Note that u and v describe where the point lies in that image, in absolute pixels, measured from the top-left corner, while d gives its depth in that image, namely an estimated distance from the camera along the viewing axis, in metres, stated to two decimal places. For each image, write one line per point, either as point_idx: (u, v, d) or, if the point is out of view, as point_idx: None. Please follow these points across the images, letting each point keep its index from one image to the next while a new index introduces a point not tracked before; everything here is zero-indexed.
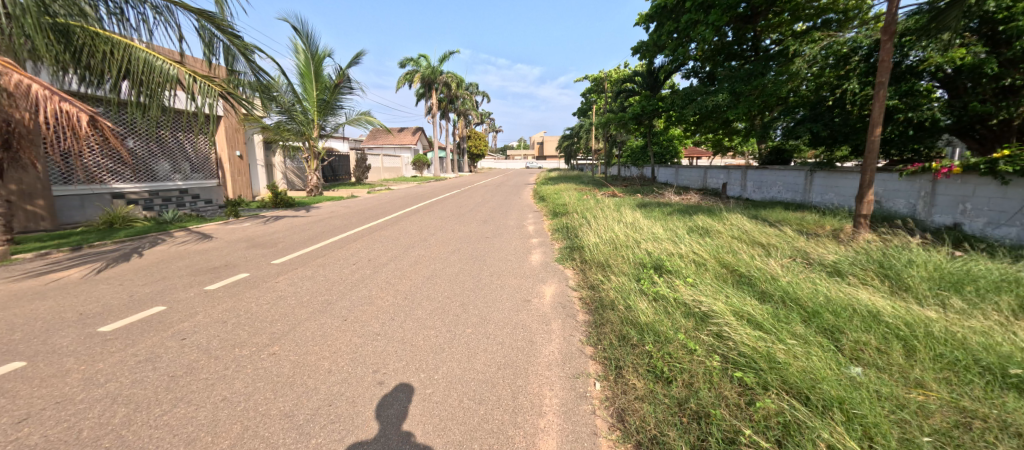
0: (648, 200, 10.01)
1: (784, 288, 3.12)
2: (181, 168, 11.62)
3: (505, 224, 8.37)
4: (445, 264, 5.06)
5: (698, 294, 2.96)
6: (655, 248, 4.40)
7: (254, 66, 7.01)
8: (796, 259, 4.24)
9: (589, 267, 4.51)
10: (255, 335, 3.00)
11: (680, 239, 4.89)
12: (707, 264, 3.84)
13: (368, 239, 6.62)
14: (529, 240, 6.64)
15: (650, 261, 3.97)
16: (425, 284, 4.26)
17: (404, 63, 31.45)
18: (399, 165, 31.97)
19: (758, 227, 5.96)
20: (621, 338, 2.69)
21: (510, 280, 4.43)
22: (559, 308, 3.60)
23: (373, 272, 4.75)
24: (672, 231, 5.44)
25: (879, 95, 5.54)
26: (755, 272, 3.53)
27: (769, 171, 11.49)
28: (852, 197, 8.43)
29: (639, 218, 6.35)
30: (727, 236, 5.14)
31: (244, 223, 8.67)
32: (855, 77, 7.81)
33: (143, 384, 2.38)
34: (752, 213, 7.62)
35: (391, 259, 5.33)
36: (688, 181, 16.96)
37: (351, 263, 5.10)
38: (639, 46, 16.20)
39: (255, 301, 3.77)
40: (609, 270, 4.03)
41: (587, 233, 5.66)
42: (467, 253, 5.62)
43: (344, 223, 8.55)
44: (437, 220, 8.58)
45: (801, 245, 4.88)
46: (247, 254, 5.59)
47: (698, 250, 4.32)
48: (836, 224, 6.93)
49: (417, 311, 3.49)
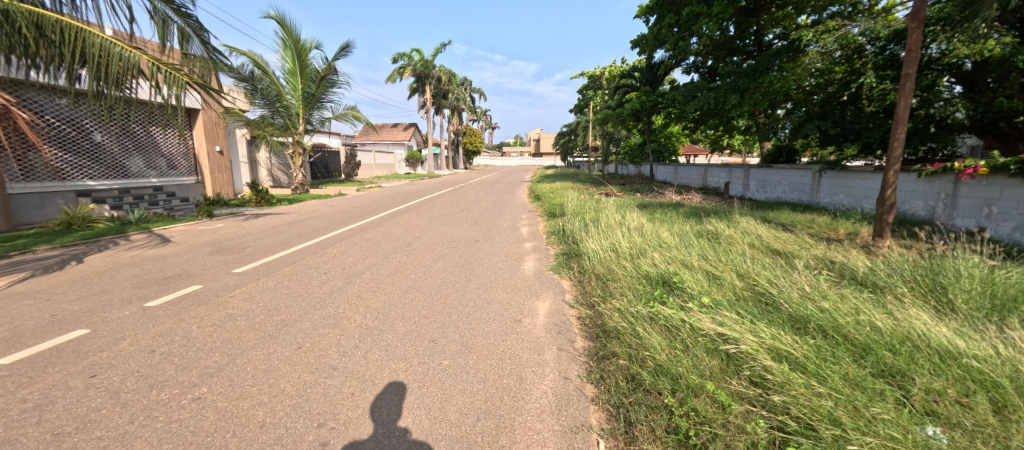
0: (649, 200, 9.55)
1: (819, 311, 2.62)
2: (157, 164, 11.04)
3: (497, 226, 7.86)
4: (428, 273, 4.53)
5: (722, 321, 2.45)
6: (663, 258, 3.91)
7: (209, 48, 7.03)
8: (822, 271, 3.74)
9: (588, 279, 4.00)
10: (183, 371, 2.46)
11: (689, 247, 4.40)
12: (723, 279, 3.36)
13: (347, 243, 6.05)
14: (522, 245, 6.13)
15: (659, 275, 3.48)
16: (402, 299, 3.73)
17: (396, 58, 30.63)
18: (392, 161, 31.26)
19: (773, 231, 5.46)
20: (630, 380, 2.17)
21: (500, 294, 3.91)
22: (554, 331, 3.08)
23: (345, 283, 4.21)
24: (680, 238, 4.93)
25: (905, 88, 5.06)
26: (780, 291, 3.04)
27: (773, 170, 11.04)
28: (864, 198, 7.99)
29: (643, 222, 5.84)
30: (740, 244, 4.66)
31: (217, 224, 8.08)
32: (871, 71, 7.33)
33: (12, 447, 1.82)
34: (760, 216, 7.16)
35: (368, 267, 4.79)
36: (688, 180, 16.53)
37: (322, 272, 4.55)
38: (639, 40, 15.63)
39: (199, 322, 3.21)
40: (611, 285, 3.52)
41: (586, 238, 5.15)
42: (454, 261, 5.08)
43: (326, 224, 7.99)
44: (425, 221, 8.05)
45: (823, 254, 4.39)
46: (208, 261, 5.01)
47: (711, 262, 3.83)
48: (851, 227, 6.49)
49: (387, 336, 2.97)
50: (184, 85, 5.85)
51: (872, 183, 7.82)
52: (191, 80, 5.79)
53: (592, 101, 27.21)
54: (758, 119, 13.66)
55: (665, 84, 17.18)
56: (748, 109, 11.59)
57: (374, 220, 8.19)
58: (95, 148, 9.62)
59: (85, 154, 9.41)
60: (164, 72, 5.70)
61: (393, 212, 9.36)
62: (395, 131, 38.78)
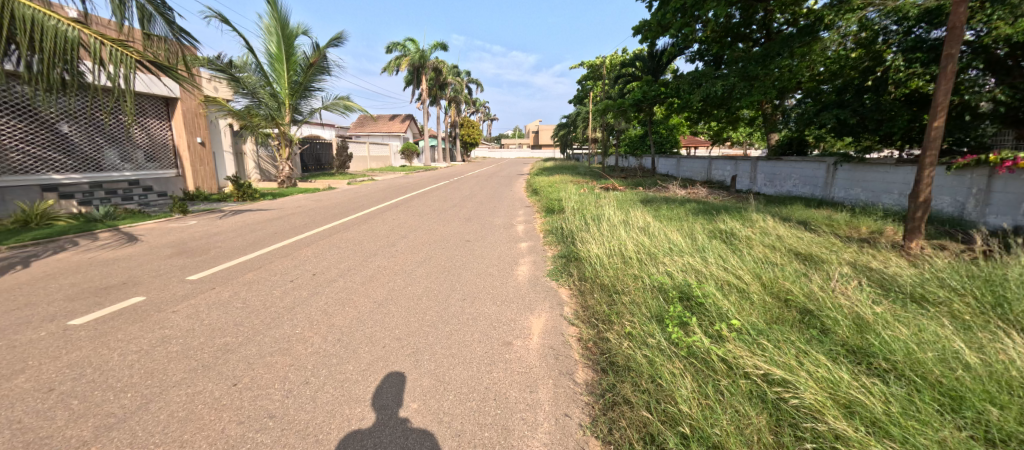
0: (653, 195, 8.98)
1: (882, 340, 2.09)
2: (133, 157, 10.51)
3: (491, 223, 7.32)
4: (408, 281, 3.99)
5: (765, 358, 1.93)
6: (678, 265, 3.40)
7: (175, 28, 6.42)
8: (862, 281, 3.19)
9: (592, 289, 3.46)
10: (77, 422, 1.93)
11: (705, 250, 3.89)
12: (751, 292, 2.83)
13: (324, 244, 5.51)
14: (517, 245, 5.62)
15: (676, 286, 2.96)
16: (374, 315, 3.19)
17: (391, 47, 29.74)
18: (387, 153, 30.53)
19: (794, 231, 4.92)
20: (650, 440, 1.66)
21: (487, 307, 3.37)
22: (551, 359, 2.55)
23: (311, 293, 3.68)
24: (693, 239, 4.40)
25: (947, 70, 4.46)
26: (823, 310, 2.51)
27: (782, 163, 10.49)
28: (884, 192, 7.46)
29: (650, 220, 5.31)
30: (760, 246, 4.14)
31: (188, 221, 7.49)
32: (898, 53, 6.69)
33: None
34: (775, 212, 6.62)
35: (341, 274, 4.24)
36: (691, 172, 15.99)
37: (288, 280, 4.00)
38: (641, 27, 14.93)
39: (122, 347, 2.67)
40: (620, 299, 3.00)
41: (589, 239, 4.60)
42: (439, 265, 4.55)
43: (306, 221, 7.43)
44: (414, 218, 7.51)
45: (858, 259, 3.85)
46: (162, 266, 4.45)
47: (734, 269, 3.30)
48: (874, 225, 5.97)
49: (347, 367, 2.44)
50: (133, 65, 5.14)
51: (893, 177, 7.28)
52: (139, 59, 5.07)
53: (591, 91, 26.49)
54: (765, 109, 13.08)
55: (668, 73, 16.52)
56: (758, 98, 10.97)
57: (359, 216, 7.62)
58: (61, 139, 9.00)
59: (51, 146, 8.85)
60: (109, 49, 5.04)
61: (380, 208, 8.80)
62: (390, 123, 37.94)
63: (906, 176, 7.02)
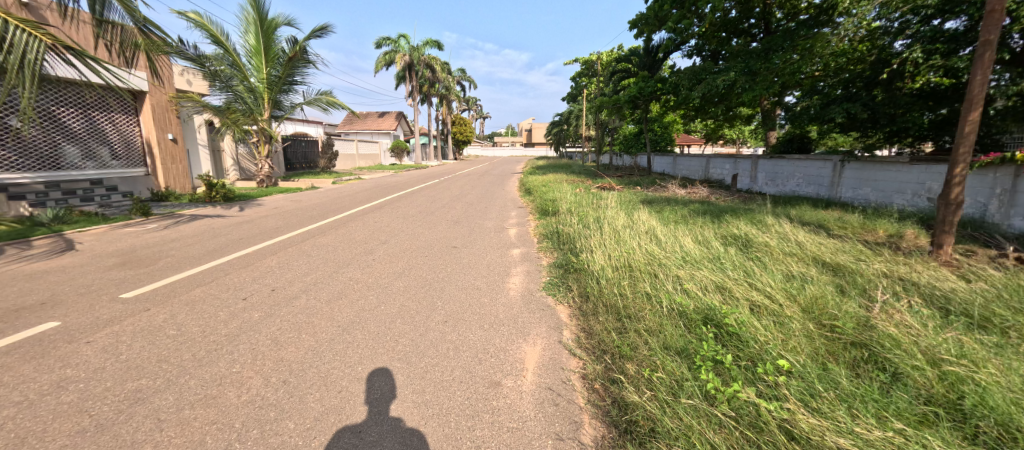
0: (653, 195, 8.51)
1: (982, 394, 1.60)
2: (97, 154, 9.75)
3: (481, 226, 6.78)
4: (382, 299, 3.44)
5: (841, 430, 1.44)
6: (696, 281, 2.93)
7: (137, 17, 5.67)
8: (912, 300, 2.73)
9: (595, 309, 2.96)
10: None
11: (722, 262, 3.42)
12: (790, 319, 2.35)
13: (293, 251, 4.92)
14: (509, 252, 5.10)
15: (698, 309, 2.48)
16: (334, 345, 2.63)
17: (380, 42, 28.89)
18: (376, 151, 29.76)
19: (815, 236, 4.46)
20: None
21: (472, 333, 2.83)
22: (549, 407, 2.02)
23: (265, 315, 3.09)
24: (707, 246, 3.92)
25: (985, 58, 4.02)
26: (886, 345, 2.03)
27: (785, 161, 10.09)
28: (897, 192, 7.08)
29: (655, 224, 4.81)
30: (781, 256, 3.67)
31: (147, 226, 6.80)
32: (915, 43, 6.23)
33: None
34: (785, 214, 6.17)
35: (305, 289, 3.65)
36: (688, 171, 15.61)
37: (239, 298, 3.41)
38: (637, 20, 14.36)
39: (1, 397, 2.08)
40: (633, 325, 2.48)
41: (590, 247, 4.09)
42: (420, 277, 4.00)
43: (279, 224, 6.79)
44: (397, 221, 6.94)
45: (895, 272, 3.41)
46: (96, 281, 3.84)
47: (761, 286, 2.83)
48: (892, 229, 5.57)
49: (287, 423, 1.89)
50: (42, 49, 4.90)
51: (906, 177, 6.92)
52: (44, 41, 4.77)
53: (586, 88, 26.06)
54: (763, 106, 12.72)
55: (665, 70, 16.10)
56: (759, 93, 10.56)
57: (338, 219, 7.02)
58: (12, 136, 8.19)
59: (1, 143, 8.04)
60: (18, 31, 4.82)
61: (363, 210, 8.19)
62: (380, 121, 37.05)
63: (921, 175, 6.66)
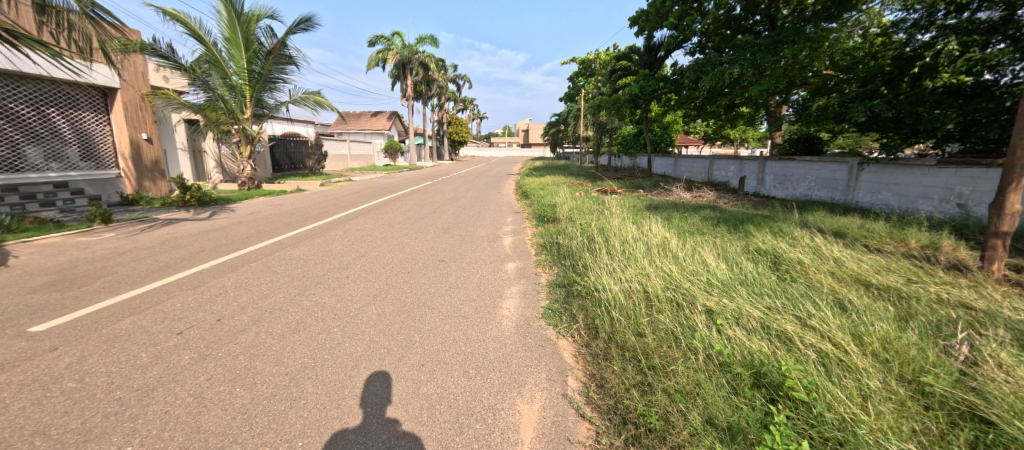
0: (658, 200, 7.94)
1: None
2: (64, 155, 9.14)
3: (473, 234, 6.21)
4: (348, 332, 2.84)
5: None
6: (733, 318, 2.38)
7: None
8: (1000, 340, 2.20)
9: (608, 351, 2.40)
10: None
11: (756, 287, 2.89)
12: (866, 375, 1.81)
13: (257, 267, 4.31)
14: (504, 267, 4.53)
15: (744, 359, 1.93)
16: (273, 406, 2.03)
17: (374, 40, 28.21)
18: (370, 152, 29.07)
19: (851, 251, 3.92)
20: None
21: (454, 384, 2.24)
22: None
23: (197, 357, 2.49)
24: (734, 266, 3.38)
25: None
26: (1017, 422, 1.48)
27: (794, 163, 9.59)
28: (922, 197, 6.59)
29: (668, 235, 4.25)
30: (821, 280, 3.14)
31: (103, 234, 6.13)
32: (951, 35, 5.66)
33: None
34: (806, 222, 5.63)
35: (257, 319, 3.04)
36: (690, 172, 15.09)
37: (173, 333, 2.80)
38: (638, 17, 13.82)
39: None
40: (663, 380, 1.91)
41: (597, 265, 3.52)
42: (397, 302, 3.40)
43: (251, 233, 6.16)
44: (382, 229, 6.33)
45: (960, 298, 2.88)
46: (9, 308, 3.21)
47: (813, 323, 2.30)
48: (925, 238, 5.05)
49: None
50: None
51: (932, 181, 6.43)
52: None
53: (583, 88, 25.53)
54: (769, 106, 12.26)
55: (666, 68, 15.55)
56: (767, 90, 9.99)
57: (317, 227, 6.41)
58: None
59: None
60: None
61: (346, 215, 7.57)
62: (373, 121, 36.31)
63: (949, 179, 6.18)
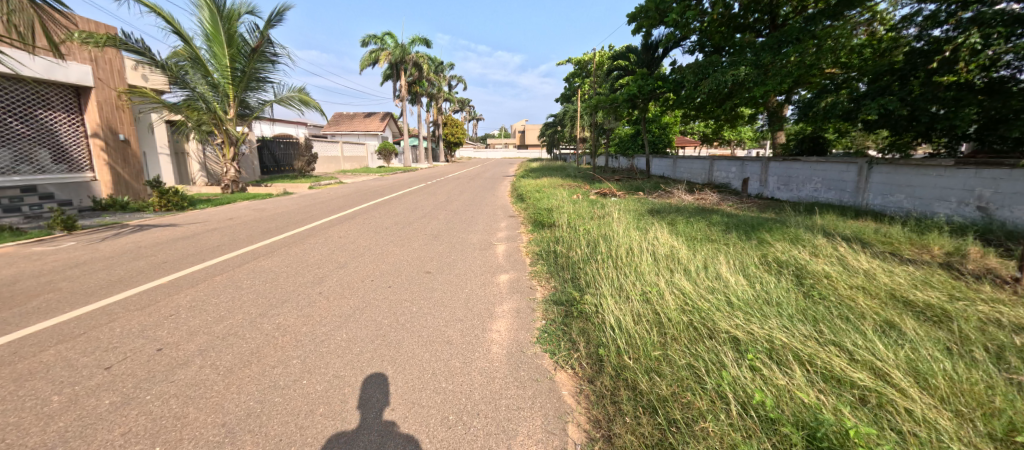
0: (659, 203, 7.56)
1: None
2: (33, 157, 8.66)
3: (464, 241, 5.80)
4: (309, 365, 2.41)
5: None
6: (766, 352, 1.99)
7: None
8: None
9: (617, 392, 1.99)
10: None
11: (783, 309, 2.50)
12: (950, 436, 1.41)
13: (220, 281, 3.86)
14: (496, 279, 4.11)
15: (793, 416, 1.53)
16: None
17: (367, 40, 27.73)
18: (363, 154, 28.58)
19: (880, 262, 3.54)
20: None
21: (428, 438, 1.82)
22: None
23: (120, 401, 2.06)
24: (754, 282, 3.00)
25: None
26: None
27: (800, 163, 9.24)
28: (940, 200, 6.24)
29: (677, 244, 3.87)
30: (855, 298, 2.75)
31: (63, 243, 5.66)
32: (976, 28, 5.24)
33: None
34: (820, 227, 5.25)
35: (206, 348, 2.61)
36: (689, 174, 14.78)
37: (101, 367, 2.37)
38: (636, 14, 13.42)
39: None
40: (690, 441, 1.51)
41: (600, 281, 3.13)
42: (372, 325, 2.98)
43: (224, 241, 5.70)
44: (366, 236, 5.91)
45: (1016, 319, 2.51)
46: None
47: (862, 357, 1.91)
48: (950, 244, 4.69)
49: None
50: None
51: (949, 182, 6.09)
52: None
53: (580, 89, 25.20)
54: (770, 106, 11.98)
55: (664, 67, 15.20)
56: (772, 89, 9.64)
57: (296, 234, 5.97)
58: None
59: None
60: None
61: (330, 221, 7.13)
62: (367, 122, 35.79)
63: (968, 180, 5.86)
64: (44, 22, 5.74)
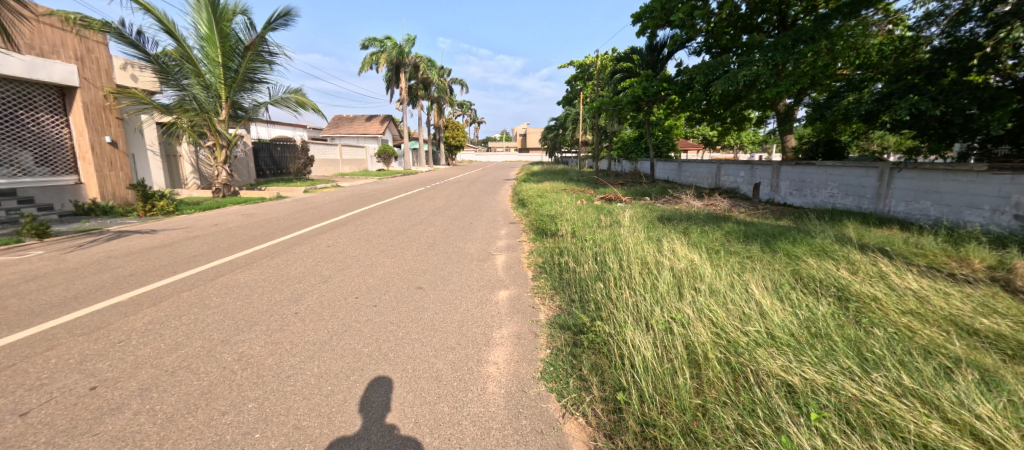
0: (668, 209, 7.16)
1: None
2: (15, 160, 8.30)
3: (462, 251, 5.40)
4: (266, 411, 1.99)
5: None
6: (832, 409, 1.57)
7: None
8: None
9: None
10: None
11: (835, 344, 2.10)
12: None
13: (188, 299, 3.46)
14: (495, 296, 3.70)
15: None
16: None
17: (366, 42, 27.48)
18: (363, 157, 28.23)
19: (930, 282, 3.11)
20: None
21: None
22: None
23: None
24: (793, 307, 2.59)
25: None
26: None
27: (813, 168, 8.84)
28: (972, 207, 5.81)
29: (699, 258, 3.46)
30: (917, 328, 2.32)
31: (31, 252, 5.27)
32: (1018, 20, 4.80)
33: None
34: (846, 237, 4.84)
35: (150, 385, 2.21)
36: (695, 178, 14.41)
37: (17, 413, 1.97)
38: (641, 15, 13.07)
39: None
40: None
41: (615, 305, 2.72)
42: (350, 354, 2.58)
43: (203, 250, 5.31)
44: (357, 245, 5.51)
45: None
46: None
47: (957, 416, 1.49)
48: (992, 256, 4.26)
49: None
50: None
51: (983, 189, 5.66)
52: None
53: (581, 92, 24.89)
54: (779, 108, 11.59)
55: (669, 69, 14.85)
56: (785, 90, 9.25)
57: (282, 242, 5.58)
58: None
59: None
60: None
61: (320, 228, 6.74)
62: (367, 125, 35.52)
63: (1003, 187, 5.42)
64: (15, 15, 5.42)
